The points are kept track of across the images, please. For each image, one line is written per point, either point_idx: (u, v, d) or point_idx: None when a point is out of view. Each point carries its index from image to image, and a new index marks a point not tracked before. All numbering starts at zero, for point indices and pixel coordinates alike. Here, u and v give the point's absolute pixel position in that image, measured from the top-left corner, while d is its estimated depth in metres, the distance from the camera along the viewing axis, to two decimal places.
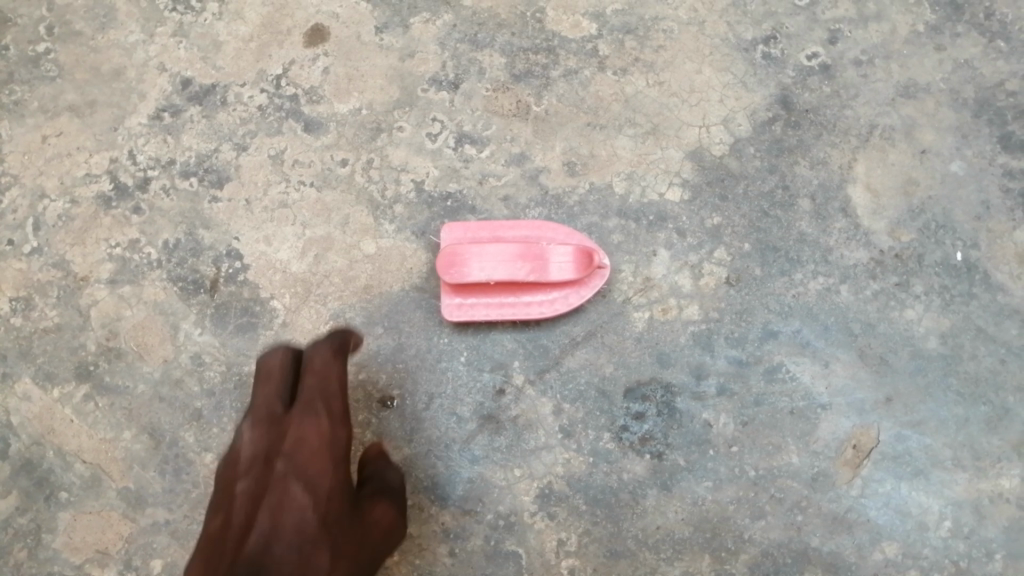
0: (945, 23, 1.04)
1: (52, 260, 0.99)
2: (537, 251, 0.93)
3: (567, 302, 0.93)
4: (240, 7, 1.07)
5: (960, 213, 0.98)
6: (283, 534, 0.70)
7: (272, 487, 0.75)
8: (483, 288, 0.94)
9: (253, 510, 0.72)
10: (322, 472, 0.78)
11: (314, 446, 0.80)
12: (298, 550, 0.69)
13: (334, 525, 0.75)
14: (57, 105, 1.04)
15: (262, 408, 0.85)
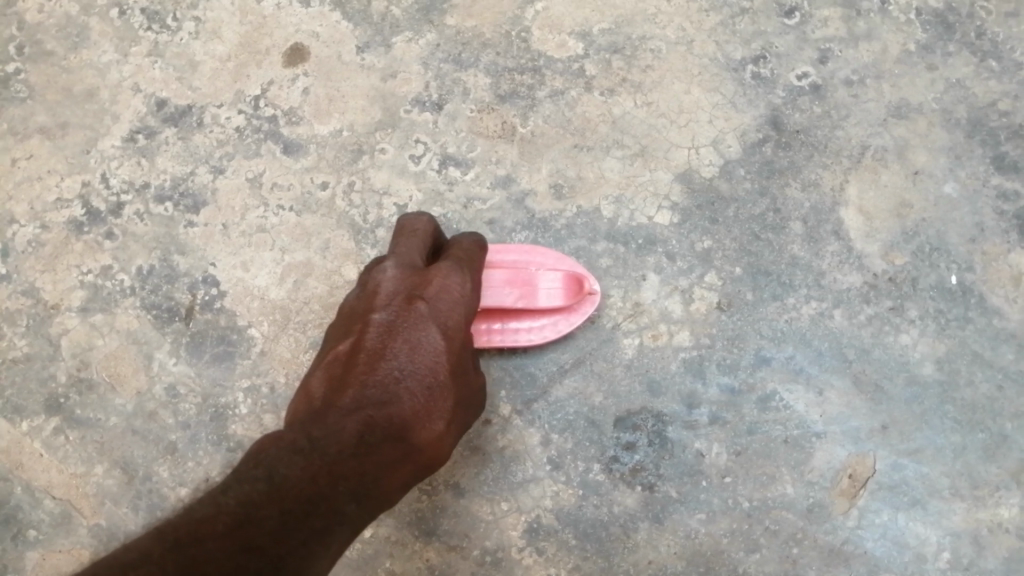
0: (936, 43, 1.03)
1: (21, 287, 0.96)
2: (526, 277, 0.89)
3: (556, 329, 0.90)
4: (217, 26, 1.04)
5: (954, 235, 0.96)
6: (417, 372, 0.66)
7: (410, 324, 0.71)
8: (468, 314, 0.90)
9: (390, 340, 0.68)
10: (454, 314, 0.75)
11: (455, 296, 0.76)
12: (425, 395, 0.65)
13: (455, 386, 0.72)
14: (27, 127, 1.01)
15: (406, 254, 0.81)
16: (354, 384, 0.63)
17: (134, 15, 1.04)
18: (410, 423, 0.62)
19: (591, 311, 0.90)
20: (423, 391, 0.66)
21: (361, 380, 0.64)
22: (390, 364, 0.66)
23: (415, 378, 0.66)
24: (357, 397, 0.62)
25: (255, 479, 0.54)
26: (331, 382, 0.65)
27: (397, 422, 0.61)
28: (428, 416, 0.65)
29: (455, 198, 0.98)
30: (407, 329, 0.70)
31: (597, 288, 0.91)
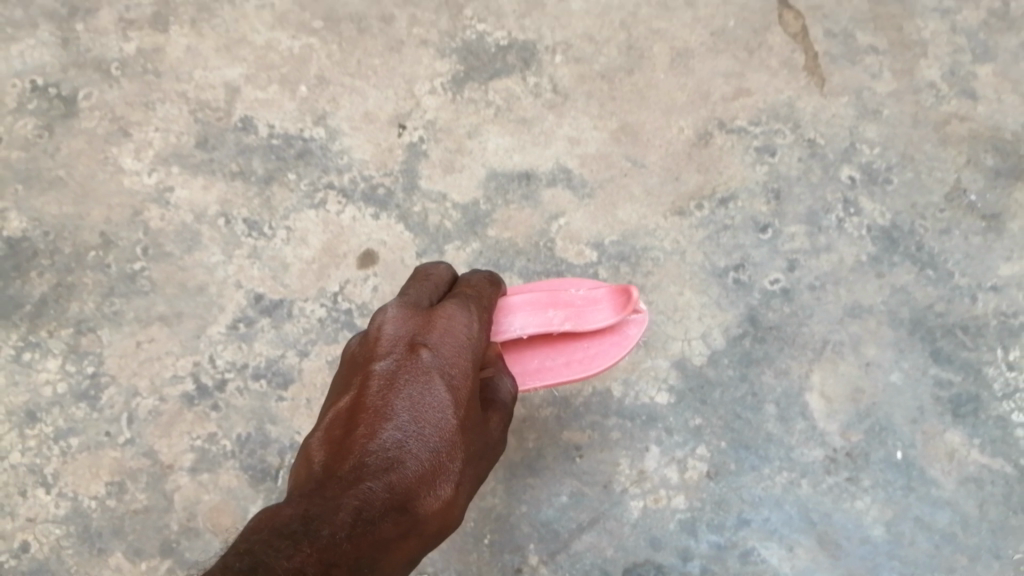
0: (883, 254, 1.28)
1: (142, 449, 1.19)
2: (580, 309, 1.09)
3: (611, 352, 1.09)
4: (304, 234, 1.29)
5: (900, 416, 1.18)
6: (420, 436, 0.78)
7: (413, 383, 0.82)
8: (525, 351, 1.10)
9: (393, 396, 0.80)
10: (458, 361, 0.87)
11: (457, 346, 0.88)
12: (429, 458, 0.77)
13: (466, 437, 0.83)
14: (150, 315, 1.25)
15: (409, 302, 0.93)
16: (357, 445, 0.75)
17: (237, 223, 1.30)
18: (412, 486, 0.73)
19: (642, 334, 1.10)
20: (428, 448, 0.77)
21: (365, 439, 0.75)
22: (393, 424, 0.77)
23: (418, 436, 0.77)
24: (357, 462, 0.73)
25: (239, 566, 0.55)
26: (333, 440, 0.76)
27: (400, 484, 0.72)
28: (434, 473, 0.76)
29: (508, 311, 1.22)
30: (411, 386, 0.81)
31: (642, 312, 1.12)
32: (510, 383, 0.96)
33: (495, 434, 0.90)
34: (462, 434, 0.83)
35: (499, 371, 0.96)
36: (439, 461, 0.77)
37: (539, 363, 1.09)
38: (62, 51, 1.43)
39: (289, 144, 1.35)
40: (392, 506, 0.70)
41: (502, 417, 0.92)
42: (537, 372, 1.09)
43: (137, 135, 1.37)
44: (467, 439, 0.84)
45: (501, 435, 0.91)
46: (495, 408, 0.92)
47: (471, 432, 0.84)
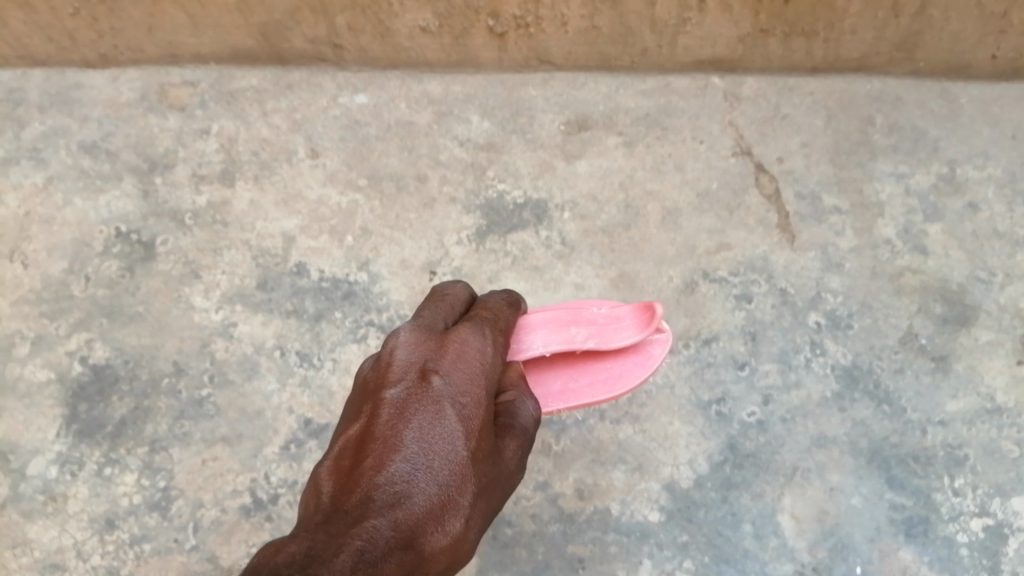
0: (845, 391, 1.48)
1: (206, 555, 1.38)
2: (605, 331, 1.24)
3: (634, 372, 1.25)
4: (347, 365, 1.51)
5: (859, 535, 1.38)
6: (429, 468, 0.81)
7: (423, 413, 0.85)
8: (552, 375, 1.24)
9: (404, 426, 0.83)
10: (469, 389, 0.90)
11: (471, 376, 0.92)
12: (436, 490, 0.80)
13: (481, 467, 0.86)
14: (214, 435, 1.46)
15: (424, 326, 0.97)
16: (367, 479, 0.78)
17: (291, 355, 1.52)
18: (420, 521, 0.77)
19: (663, 354, 1.28)
20: (438, 482, 0.81)
21: (374, 474, 0.79)
22: (401, 459, 0.80)
23: (426, 470, 0.81)
24: (365, 494, 0.76)
25: None
26: (343, 474, 0.80)
27: (407, 520, 0.75)
28: (444, 507, 0.80)
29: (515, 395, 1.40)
30: (421, 417, 0.85)
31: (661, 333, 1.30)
32: (528, 407, 0.98)
33: (512, 460, 0.92)
34: (474, 466, 0.85)
35: (520, 395, 0.99)
36: (449, 493, 0.81)
37: (567, 385, 1.23)
38: (143, 201, 1.68)
39: (336, 286, 1.58)
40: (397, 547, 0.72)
41: (519, 442, 0.93)
42: (563, 393, 1.22)
43: (206, 276, 1.60)
44: (480, 469, 0.86)
45: (520, 462, 0.93)
46: (511, 433, 0.93)
47: (484, 461, 0.86)
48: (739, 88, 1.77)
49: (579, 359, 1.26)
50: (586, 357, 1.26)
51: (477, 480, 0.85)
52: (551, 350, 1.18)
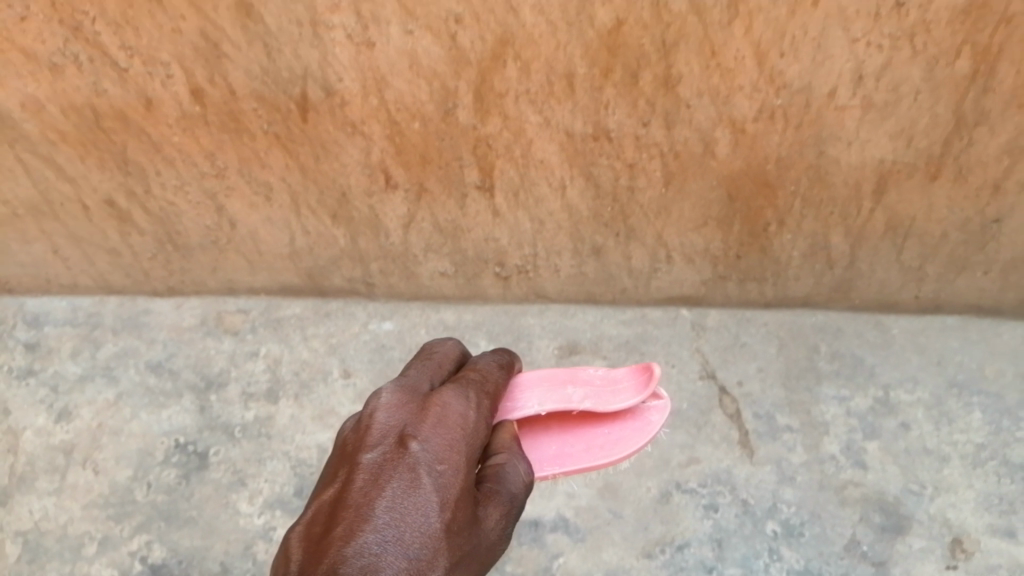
0: None
1: None
2: (602, 393, 1.25)
3: (629, 439, 1.24)
4: None
5: None
6: (402, 537, 0.77)
7: (398, 480, 0.81)
8: (547, 440, 1.22)
9: (378, 494, 0.80)
10: (451, 454, 0.86)
11: (453, 438, 0.88)
12: (407, 562, 0.76)
13: (456, 539, 0.82)
14: None
15: (407, 387, 0.95)
16: (333, 550, 0.74)
17: None
18: None
19: (661, 420, 1.27)
20: (409, 556, 0.76)
21: (338, 546, 0.74)
22: (370, 533, 0.76)
23: (398, 545, 0.77)
24: (333, 561, 0.73)
25: None
26: (310, 544, 0.76)
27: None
28: None
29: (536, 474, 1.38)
30: (395, 486, 0.81)
31: (659, 399, 1.30)
32: (514, 482, 0.97)
33: (493, 530, 0.89)
34: (449, 539, 0.81)
35: (512, 456, 1.01)
36: (420, 570, 0.76)
37: (561, 449, 1.21)
38: (198, 416, 1.97)
39: None
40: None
41: (502, 513, 0.91)
42: (558, 457, 1.20)
43: (251, 484, 1.87)
44: (456, 541, 0.82)
45: (502, 536, 0.91)
46: (494, 503, 0.92)
47: (461, 533, 0.83)
48: (705, 319, 2.10)
49: (574, 426, 1.25)
50: (582, 424, 1.26)
51: (449, 555, 0.80)
52: (544, 406, 1.17)
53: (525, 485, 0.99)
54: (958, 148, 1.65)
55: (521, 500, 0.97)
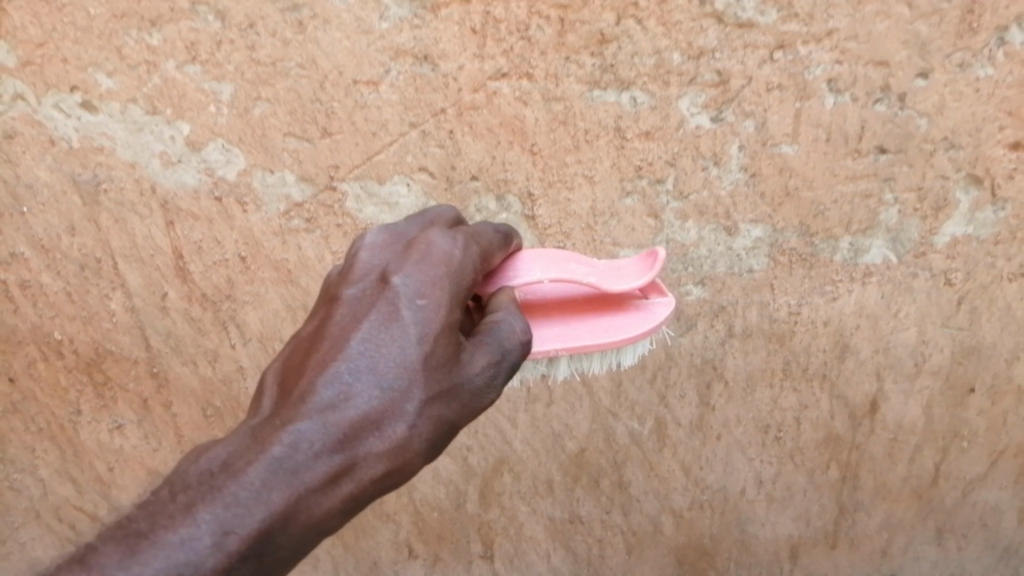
0: None
1: None
2: (607, 274, 1.14)
3: (634, 324, 1.13)
4: None
5: None
6: (373, 373, 0.88)
7: (370, 319, 0.92)
8: (548, 320, 1.13)
9: (355, 328, 0.91)
10: (431, 293, 0.94)
11: (432, 280, 0.95)
12: (377, 396, 0.87)
13: (436, 375, 0.90)
14: None
15: (393, 234, 1.03)
16: (309, 377, 0.88)
17: None
18: (350, 429, 0.86)
19: (667, 312, 1.15)
20: (381, 385, 0.88)
21: (313, 376, 0.88)
22: (343, 364, 0.88)
23: (372, 377, 0.88)
24: (299, 395, 0.87)
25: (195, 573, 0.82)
26: (289, 374, 0.92)
27: (338, 424, 0.86)
28: (385, 414, 0.87)
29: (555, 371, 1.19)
30: (372, 322, 0.91)
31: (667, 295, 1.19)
32: (511, 334, 0.97)
33: (485, 372, 0.94)
34: (426, 373, 0.89)
35: (508, 310, 1.01)
36: (391, 403, 0.88)
37: (564, 330, 1.11)
38: None
39: None
40: (322, 456, 0.85)
41: (491, 360, 0.95)
42: (561, 336, 1.11)
43: None
44: (435, 376, 0.90)
45: (492, 381, 0.95)
46: (485, 349, 0.95)
47: (441, 372, 0.90)
48: None
49: (579, 311, 1.15)
50: (588, 311, 1.15)
51: (425, 389, 0.89)
52: (543, 274, 1.09)
53: (527, 340, 0.99)
54: (845, 526, 2.16)
55: (522, 353, 0.98)
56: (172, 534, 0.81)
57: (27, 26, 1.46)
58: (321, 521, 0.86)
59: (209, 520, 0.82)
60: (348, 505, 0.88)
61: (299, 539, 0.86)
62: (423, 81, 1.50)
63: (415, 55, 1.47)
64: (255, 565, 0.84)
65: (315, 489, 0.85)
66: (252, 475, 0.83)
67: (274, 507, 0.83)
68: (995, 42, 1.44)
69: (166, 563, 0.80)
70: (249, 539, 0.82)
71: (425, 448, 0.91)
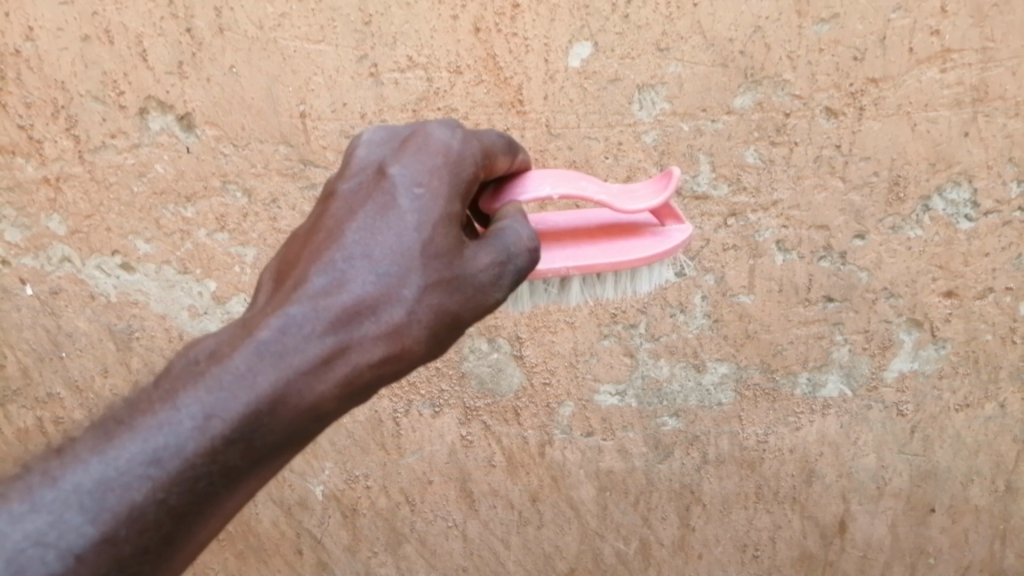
0: None
1: None
2: (620, 193, 1.04)
3: (648, 247, 1.04)
4: None
5: None
6: (368, 258, 0.75)
7: (366, 207, 0.79)
8: (558, 244, 1.03)
9: (350, 217, 0.78)
10: (431, 179, 0.80)
11: (434, 164, 0.81)
12: (373, 282, 0.74)
13: (434, 264, 0.76)
14: None
15: (388, 128, 0.89)
16: (300, 269, 0.76)
17: None
18: (340, 317, 0.72)
19: (683, 237, 1.05)
20: (377, 272, 0.74)
21: (303, 265, 0.76)
22: (337, 252, 0.75)
23: (366, 262, 0.75)
24: (290, 283, 0.75)
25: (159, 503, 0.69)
26: (281, 268, 0.79)
27: (328, 310, 0.72)
28: (380, 302, 0.74)
29: (566, 300, 1.14)
30: (367, 208, 0.78)
31: (684, 224, 1.08)
32: (518, 241, 0.82)
33: (490, 271, 0.79)
34: (425, 259, 0.76)
35: (515, 217, 0.85)
36: (386, 290, 0.74)
37: (575, 253, 1.02)
38: None
39: None
40: (312, 341, 0.71)
41: (496, 260, 0.80)
42: (573, 258, 1.01)
43: None
44: (435, 266, 0.76)
45: (498, 280, 0.80)
46: (490, 247, 0.80)
47: (443, 259, 0.76)
48: None
49: (592, 237, 1.05)
50: (600, 236, 1.06)
51: (425, 277, 0.75)
52: (552, 187, 0.97)
53: (534, 251, 0.83)
54: None
55: (528, 263, 0.83)
56: (148, 424, 0.69)
57: (77, 201, 1.67)
58: (314, 414, 0.72)
59: (188, 407, 0.69)
60: (344, 396, 0.73)
61: (286, 428, 0.71)
62: None
63: None
64: (242, 453, 0.70)
65: (304, 372, 0.71)
66: (233, 361, 0.70)
67: (257, 394, 0.69)
68: (921, 207, 1.63)
69: (143, 450, 0.67)
70: (230, 430, 0.69)
71: (426, 334, 0.76)
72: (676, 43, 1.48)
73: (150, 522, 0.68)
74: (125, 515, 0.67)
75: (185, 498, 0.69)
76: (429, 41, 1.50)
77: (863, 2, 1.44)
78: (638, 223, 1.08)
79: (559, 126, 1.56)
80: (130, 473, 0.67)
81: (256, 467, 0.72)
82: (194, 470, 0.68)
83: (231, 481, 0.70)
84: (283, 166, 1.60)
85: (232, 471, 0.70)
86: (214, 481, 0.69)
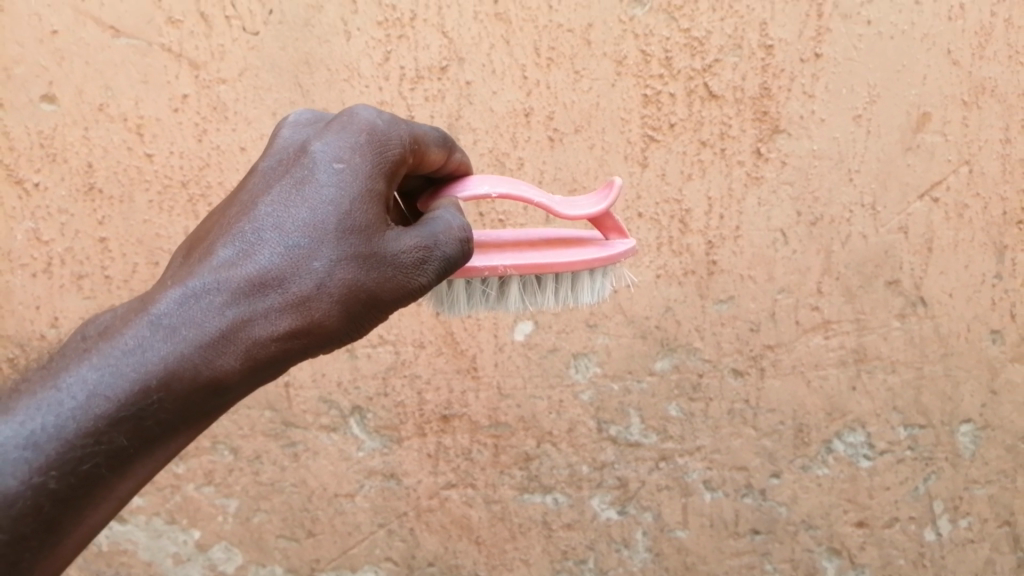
0: None
1: None
2: (561, 202, 1.05)
3: (593, 255, 1.03)
4: None
5: None
6: (278, 232, 0.71)
7: (282, 179, 0.75)
8: (501, 248, 1.00)
9: (267, 191, 0.74)
10: (352, 160, 0.75)
11: (354, 144, 0.76)
12: (281, 253, 0.70)
13: (350, 241, 0.72)
14: None
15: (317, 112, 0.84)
16: (211, 240, 0.72)
17: None
18: (242, 294, 0.69)
19: (627, 250, 1.06)
20: (286, 244, 0.70)
21: (215, 236, 0.72)
22: (246, 223, 0.71)
23: (275, 236, 0.71)
24: (197, 256, 0.72)
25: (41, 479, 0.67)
26: (194, 242, 0.75)
27: (233, 283, 0.69)
28: (288, 277, 0.70)
29: (507, 304, 1.09)
30: (282, 183, 0.74)
31: (628, 240, 1.09)
32: (444, 229, 0.78)
33: (412, 258, 0.74)
34: (338, 234, 0.71)
35: (446, 213, 0.82)
36: (295, 262, 0.70)
37: (518, 255, 0.99)
38: None
39: None
40: (212, 312, 0.68)
41: (420, 245, 0.75)
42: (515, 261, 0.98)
43: None
44: (351, 245, 0.72)
45: (421, 266, 0.75)
46: (415, 234, 0.76)
47: (358, 235, 0.72)
48: None
49: (536, 245, 1.03)
50: (545, 245, 1.03)
51: (339, 253, 0.71)
52: (493, 187, 0.96)
53: (464, 242, 0.80)
54: None
55: (457, 254, 0.79)
56: (35, 400, 0.66)
57: None
58: (212, 387, 0.68)
59: (78, 381, 0.66)
60: (246, 370, 0.69)
61: (181, 403, 0.67)
62: (389, 492, 1.87)
63: (383, 474, 1.86)
64: (129, 433, 0.66)
65: (199, 345, 0.67)
66: (128, 335, 0.67)
67: (149, 367, 0.66)
68: (825, 449, 1.84)
69: (24, 429, 0.65)
70: (119, 405, 0.65)
71: (338, 310, 0.71)
72: (601, 320, 1.76)
73: (28, 506, 0.65)
74: (1, 498, 0.64)
75: (66, 481, 0.66)
76: (396, 322, 1.78)
77: (754, 286, 1.74)
78: (581, 238, 1.08)
79: (508, 386, 1.81)
80: (7, 455, 0.65)
81: (151, 446, 0.68)
82: (77, 450, 0.65)
83: (119, 460, 0.67)
84: (268, 428, 1.84)
85: (121, 451, 0.67)
86: (99, 461, 0.66)
